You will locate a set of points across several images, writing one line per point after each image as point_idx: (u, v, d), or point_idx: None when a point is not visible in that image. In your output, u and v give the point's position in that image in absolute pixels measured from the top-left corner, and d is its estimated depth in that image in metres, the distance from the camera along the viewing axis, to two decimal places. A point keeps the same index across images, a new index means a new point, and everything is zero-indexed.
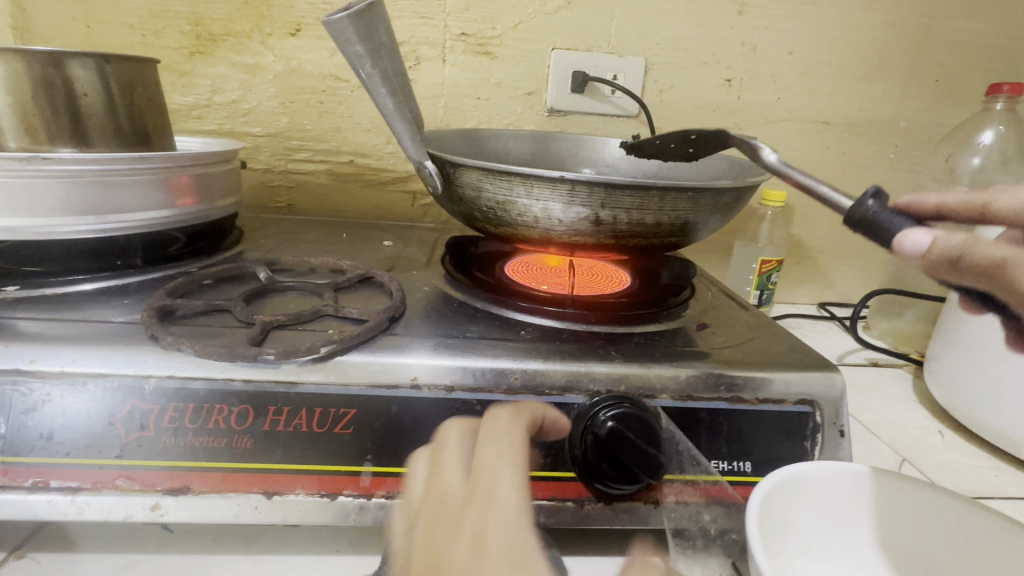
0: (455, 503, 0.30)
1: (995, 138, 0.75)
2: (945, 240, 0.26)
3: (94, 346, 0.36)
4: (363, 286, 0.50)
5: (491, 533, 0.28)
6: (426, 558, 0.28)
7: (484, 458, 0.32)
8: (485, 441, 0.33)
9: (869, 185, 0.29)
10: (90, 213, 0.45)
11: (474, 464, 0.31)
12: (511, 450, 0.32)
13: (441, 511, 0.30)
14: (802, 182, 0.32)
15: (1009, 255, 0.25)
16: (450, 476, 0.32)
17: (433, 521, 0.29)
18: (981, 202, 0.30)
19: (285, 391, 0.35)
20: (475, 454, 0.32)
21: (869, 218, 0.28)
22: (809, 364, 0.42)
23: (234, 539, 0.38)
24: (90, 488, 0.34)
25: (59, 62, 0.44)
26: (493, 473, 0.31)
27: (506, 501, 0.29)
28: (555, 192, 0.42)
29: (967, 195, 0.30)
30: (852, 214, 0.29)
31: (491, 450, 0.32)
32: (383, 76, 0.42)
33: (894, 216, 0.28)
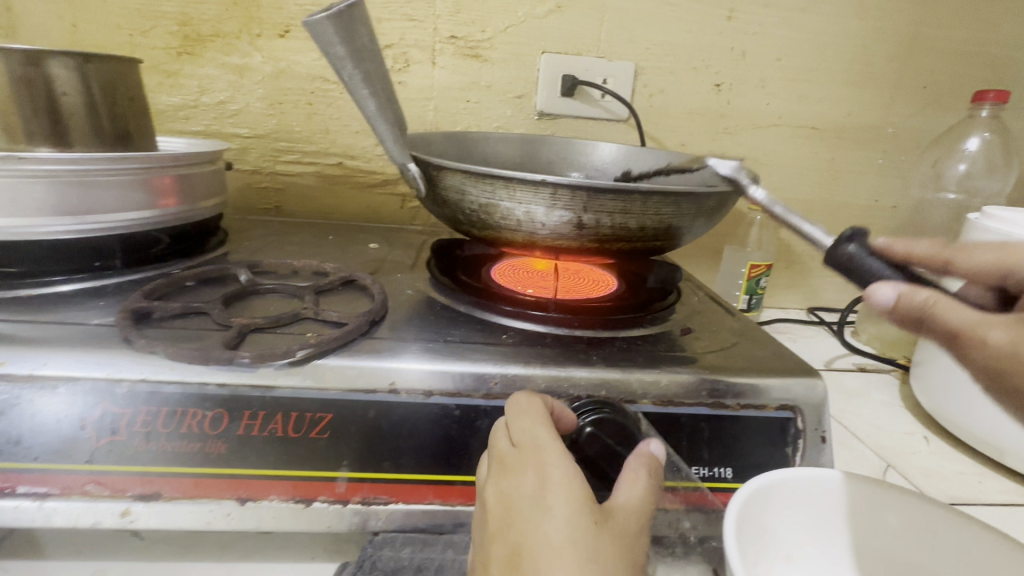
0: (512, 460, 0.32)
1: (981, 145, 0.79)
2: (909, 297, 0.27)
3: (66, 349, 0.35)
4: (346, 288, 0.50)
5: (553, 480, 0.32)
6: (502, 506, 0.32)
7: (523, 422, 0.33)
8: (519, 408, 0.34)
9: (846, 228, 0.32)
10: (67, 214, 0.45)
11: (516, 428, 0.33)
12: (540, 408, 0.34)
13: (502, 468, 0.32)
14: (795, 224, 0.36)
15: (967, 325, 0.25)
16: (498, 438, 0.34)
17: (497, 475, 0.32)
18: (942, 257, 0.31)
19: (260, 396, 0.35)
20: (513, 419, 0.33)
21: (847, 260, 0.31)
22: (791, 369, 0.41)
23: (208, 546, 0.38)
24: (58, 493, 0.33)
25: (38, 60, 0.43)
26: (537, 433, 0.32)
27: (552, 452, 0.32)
28: (538, 195, 0.42)
29: (930, 249, 0.31)
30: (833, 254, 0.31)
31: (523, 418, 0.33)
32: (365, 77, 0.42)
33: (871, 258, 0.30)
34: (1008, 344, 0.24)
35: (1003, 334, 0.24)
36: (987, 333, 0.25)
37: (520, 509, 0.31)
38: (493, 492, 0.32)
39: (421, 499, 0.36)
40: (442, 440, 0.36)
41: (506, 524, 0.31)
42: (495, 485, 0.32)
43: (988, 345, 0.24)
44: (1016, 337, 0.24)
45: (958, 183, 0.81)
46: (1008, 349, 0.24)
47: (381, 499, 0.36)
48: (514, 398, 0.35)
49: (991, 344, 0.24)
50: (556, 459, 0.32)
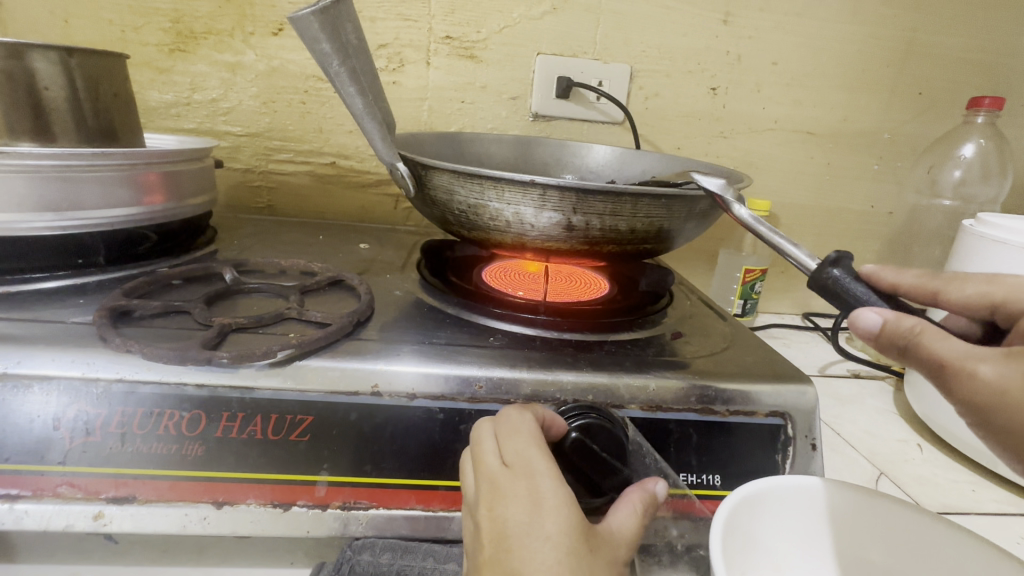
0: (503, 482, 0.31)
1: (976, 151, 0.79)
2: (895, 324, 0.26)
3: (40, 347, 0.34)
4: (333, 289, 0.49)
5: (545, 507, 0.30)
6: (495, 534, 0.30)
7: (515, 441, 0.31)
8: (509, 425, 0.33)
9: (830, 252, 0.32)
10: (49, 210, 0.44)
11: (507, 446, 0.31)
12: (532, 427, 0.33)
13: (492, 490, 0.31)
14: (776, 242, 0.35)
15: (955, 357, 0.25)
16: (485, 458, 0.32)
17: (489, 498, 0.31)
18: (931, 288, 0.31)
19: (239, 397, 0.34)
20: (504, 437, 0.32)
21: (831, 283, 0.31)
22: (782, 376, 0.41)
23: (185, 550, 0.37)
24: (30, 495, 0.33)
25: (19, 54, 0.42)
26: (530, 453, 0.31)
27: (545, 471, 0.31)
28: (526, 196, 0.41)
29: (919, 279, 0.31)
30: (818, 279, 0.31)
31: (514, 436, 0.32)
32: (352, 74, 0.41)
33: (854, 283, 0.30)
34: (995, 378, 0.24)
35: (990, 368, 0.24)
36: (975, 365, 0.24)
37: (512, 536, 0.29)
38: (485, 516, 0.30)
39: (402, 504, 0.35)
40: (425, 444, 0.35)
41: (497, 552, 0.29)
42: (488, 509, 0.31)
43: (976, 378, 0.24)
44: (1002, 372, 0.24)
45: (952, 189, 0.82)
46: (995, 384, 0.24)
47: (362, 504, 0.35)
48: (505, 415, 0.33)
49: (978, 378, 0.24)
50: (549, 481, 0.31)
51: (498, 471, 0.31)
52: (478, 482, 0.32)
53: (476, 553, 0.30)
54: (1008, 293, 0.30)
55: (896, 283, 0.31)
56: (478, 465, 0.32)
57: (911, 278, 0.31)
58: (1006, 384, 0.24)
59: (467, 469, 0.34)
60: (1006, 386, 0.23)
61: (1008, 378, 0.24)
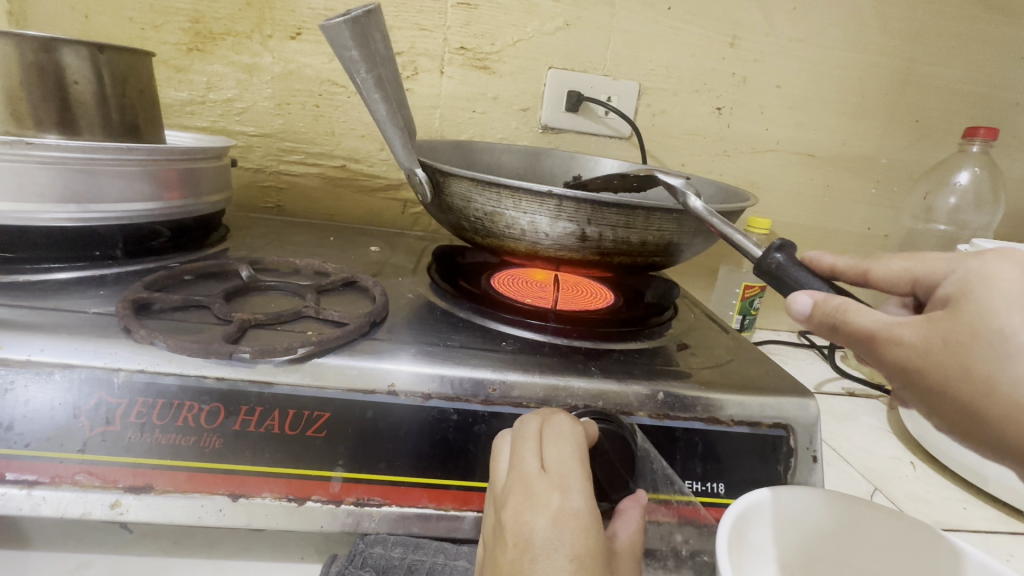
0: (538, 487, 0.31)
1: (971, 178, 0.83)
2: (824, 304, 0.28)
3: (64, 337, 0.35)
4: (346, 289, 0.50)
5: (572, 523, 0.30)
6: (518, 541, 0.30)
7: (559, 449, 0.32)
8: (557, 431, 0.33)
9: (776, 239, 0.34)
10: (71, 202, 0.45)
11: (550, 453, 0.32)
12: (579, 439, 0.33)
13: (525, 492, 0.31)
14: (729, 234, 0.38)
15: (879, 326, 0.27)
16: (524, 458, 0.32)
17: (519, 501, 0.31)
18: (858, 268, 0.31)
19: (258, 391, 0.35)
20: (548, 442, 0.32)
21: (774, 267, 0.33)
22: (784, 389, 0.42)
23: (196, 543, 0.37)
24: (48, 482, 0.33)
25: (52, 48, 0.43)
26: (571, 465, 0.31)
27: (578, 488, 0.31)
28: (543, 206, 0.43)
29: (851, 261, 0.32)
30: (762, 264, 0.34)
31: (560, 444, 0.32)
32: (377, 82, 0.42)
33: (795, 268, 0.32)
34: (917, 340, 0.25)
35: (908, 330, 0.26)
36: (898, 331, 0.26)
37: (533, 544, 0.29)
38: (511, 518, 0.30)
39: (415, 502, 0.36)
40: (439, 444, 0.36)
41: (519, 558, 0.29)
42: (515, 511, 0.30)
43: (901, 343, 0.26)
44: (919, 332, 0.25)
45: (948, 216, 0.85)
46: (915, 345, 0.26)
47: (375, 501, 0.36)
48: (553, 421, 0.34)
49: (900, 341, 0.26)
50: (582, 498, 0.31)
51: (536, 475, 0.31)
52: (508, 482, 0.32)
53: (495, 551, 0.31)
54: (925, 266, 0.29)
55: (833, 266, 0.33)
56: (514, 463, 0.32)
57: (847, 260, 0.32)
58: (928, 345, 0.25)
59: (498, 463, 0.34)
60: (924, 345, 0.25)
61: (925, 338, 0.25)
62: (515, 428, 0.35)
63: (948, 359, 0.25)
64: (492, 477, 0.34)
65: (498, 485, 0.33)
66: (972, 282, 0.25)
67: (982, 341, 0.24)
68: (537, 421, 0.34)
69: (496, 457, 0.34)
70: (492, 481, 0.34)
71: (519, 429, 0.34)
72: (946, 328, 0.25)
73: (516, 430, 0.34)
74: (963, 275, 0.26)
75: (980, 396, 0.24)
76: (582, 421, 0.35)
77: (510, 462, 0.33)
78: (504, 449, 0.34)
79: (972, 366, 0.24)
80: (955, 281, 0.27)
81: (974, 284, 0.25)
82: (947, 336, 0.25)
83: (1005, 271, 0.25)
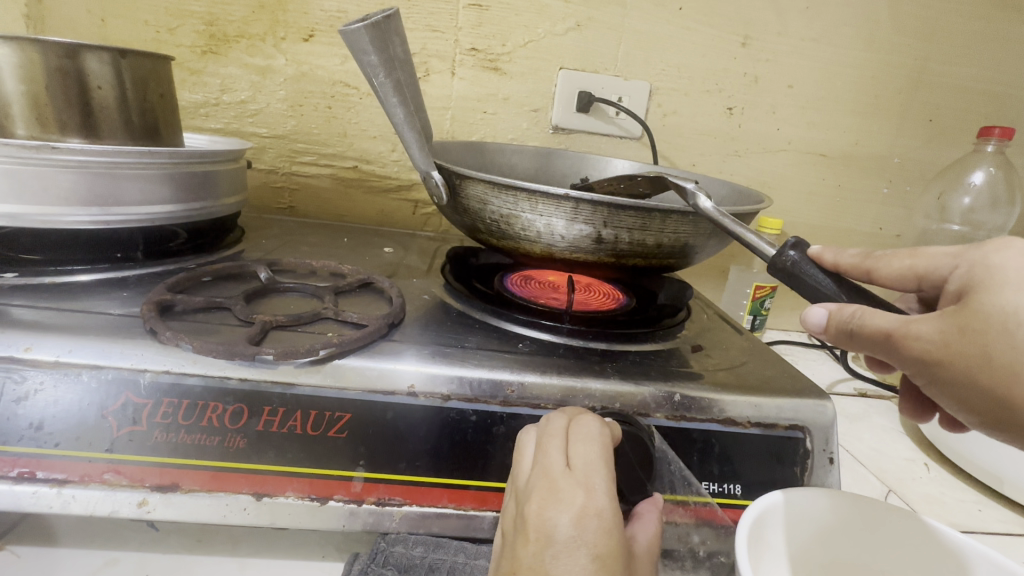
0: (563, 484, 0.31)
1: (986, 178, 0.82)
2: (839, 313, 0.31)
3: (91, 339, 0.35)
4: (363, 290, 0.50)
5: (595, 522, 0.30)
6: (540, 536, 0.30)
7: (586, 449, 0.32)
8: (583, 432, 0.33)
9: (790, 237, 0.35)
10: (94, 205, 0.45)
11: (576, 452, 0.32)
12: (607, 441, 0.33)
13: (549, 489, 0.31)
14: (738, 233, 0.38)
15: (894, 326, 0.29)
16: (550, 455, 0.32)
17: (543, 497, 0.31)
18: (863, 267, 0.33)
19: (281, 392, 0.35)
20: (575, 441, 0.33)
21: (790, 265, 0.34)
22: (801, 391, 0.42)
23: (220, 541, 0.38)
24: (77, 481, 0.34)
25: (75, 53, 0.44)
26: (596, 465, 0.32)
27: (603, 489, 0.31)
28: (559, 208, 0.43)
29: (855, 258, 0.33)
30: (777, 263, 0.35)
31: (587, 444, 0.33)
32: (395, 86, 0.43)
33: (810, 266, 0.34)
34: (934, 333, 0.29)
35: (927, 327, 0.29)
36: (915, 327, 0.29)
37: (556, 538, 0.30)
38: (534, 512, 0.31)
39: (435, 501, 0.36)
40: (457, 444, 0.37)
41: (539, 554, 0.29)
42: (538, 506, 0.31)
43: (919, 337, 0.29)
44: (938, 327, 0.29)
45: (962, 216, 0.84)
46: (935, 340, 0.29)
47: (396, 500, 0.36)
48: (579, 421, 0.34)
49: (921, 338, 0.29)
50: (606, 498, 0.31)
51: (561, 472, 0.32)
52: (532, 477, 0.32)
53: (513, 544, 0.31)
54: (927, 262, 0.32)
55: (836, 263, 0.34)
56: (539, 459, 0.33)
57: (850, 257, 0.34)
58: (944, 337, 0.29)
59: (522, 459, 0.34)
60: (944, 339, 0.29)
61: (944, 332, 0.29)
62: (539, 427, 0.35)
63: (970, 349, 0.28)
64: (514, 473, 0.34)
65: (521, 480, 0.33)
66: (980, 276, 0.29)
67: (997, 328, 0.27)
68: (563, 420, 0.35)
69: (520, 454, 0.34)
70: (514, 477, 0.34)
71: (545, 427, 0.34)
72: (962, 321, 0.28)
73: (542, 428, 0.35)
74: (969, 270, 0.30)
75: (1002, 379, 0.28)
76: (607, 422, 0.36)
77: (535, 458, 0.33)
78: (527, 445, 0.34)
79: (993, 353, 0.27)
80: (961, 277, 0.30)
81: (982, 277, 0.29)
82: (966, 328, 0.28)
83: (1006, 263, 0.29)
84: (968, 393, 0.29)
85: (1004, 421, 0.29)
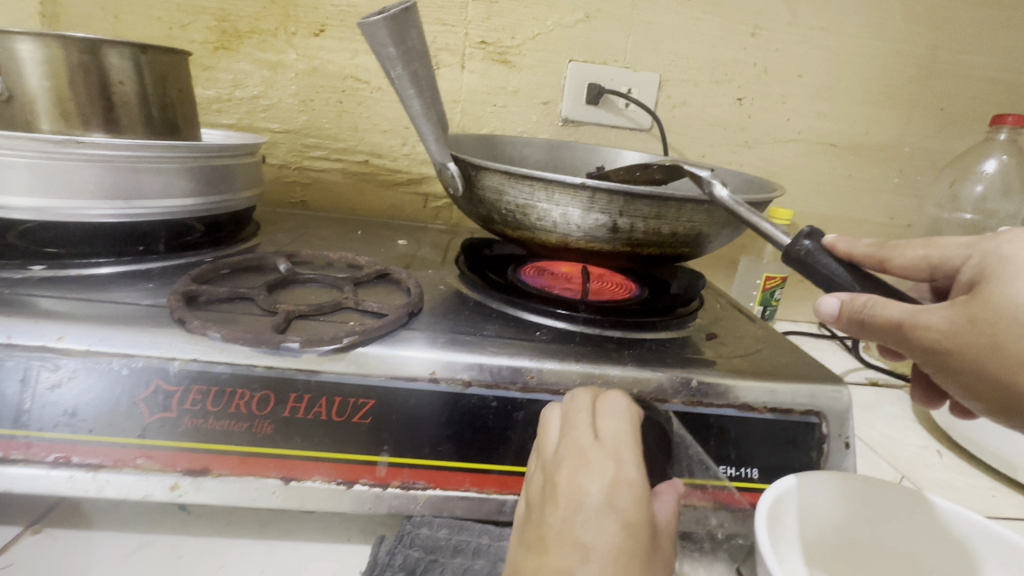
0: (592, 455, 0.33)
1: (998, 167, 0.81)
2: (850, 303, 0.32)
3: (121, 328, 0.36)
4: (380, 281, 0.51)
5: (626, 492, 0.32)
6: (571, 503, 0.32)
7: (615, 423, 0.34)
8: (610, 407, 0.35)
9: (804, 226, 0.35)
10: (118, 198, 0.46)
11: (604, 426, 0.34)
12: (634, 416, 0.35)
13: (579, 459, 0.33)
14: (754, 222, 0.39)
15: (904, 316, 0.30)
16: (579, 429, 0.34)
17: (573, 466, 0.33)
18: (878, 256, 0.33)
19: (305, 379, 0.36)
20: (603, 417, 0.35)
21: (804, 254, 0.34)
22: (816, 377, 0.43)
23: (248, 524, 0.39)
24: (111, 465, 0.34)
25: (96, 49, 0.45)
26: (625, 438, 0.33)
27: (633, 461, 0.33)
28: (575, 198, 0.43)
29: (869, 248, 0.34)
30: (791, 252, 0.35)
31: (616, 419, 0.34)
32: (412, 78, 0.43)
33: (823, 255, 0.34)
34: (944, 323, 0.29)
35: (937, 317, 0.29)
36: (925, 316, 0.29)
37: (586, 504, 0.31)
38: (565, 481, 0.32)
39: (458, 486, 0.37)
40: (479, 430, 0.37)
41: (571, 519, 0.31)
42: (569, 475, 0.33)
43: (928, 327, 0.29)
44: (947, 317, 0.29)
45: (973, 204, 0.84)
46: (944, 329, 0.29)
47: (420, 484, 0.37)
48: (607, 398, 0.36)
49: (930, 327, 0.29)
50: (636, 469, 0.33)
51: (591, 444, 0.33)
52: (561, 448, 0.34)
53: (542, 510, 0.33)
54: (941, 252, 0.32)
55: (850, 252, 0.34)
56: (567, 432, 0.34)
57: (863, 246, 0.34)
58: (953, 326, 0.29)
59: (547, 433, 0.35)
60: (954, 328, 0.29)
61: (953, 322, 0.29)
62: (564, 404, 0.36)
63: (978, 339, 0.28)
64: (539, 445, 0.36)
65: (547, 452, 0.35)
66: (993, 266, 0.30)
67: (1007, 318, 0.28)
68: (589, 396, 0.36)
69: (545, 429, 0.35)
70: (540, 449, 0.35)
71: (571, 402, 0.36)
72: (971, 311, 0.29)
73: (567, 405, 0.36)
74: (982, 261, 0.30)
75: (1008, 367, 0.28)
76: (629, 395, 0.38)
77: (562, 432, 0.35)
78: (553, 420, 0.36)
79: (1001, 343, 0.28)
80: (974, 267, 0.31)
81: (995, 266, 0.29)
82: (976, 318, 0.28)
83: (1017, 252, 0.29)
84: (976, 381, 0.30)
85: (1010, 407, 0.30)
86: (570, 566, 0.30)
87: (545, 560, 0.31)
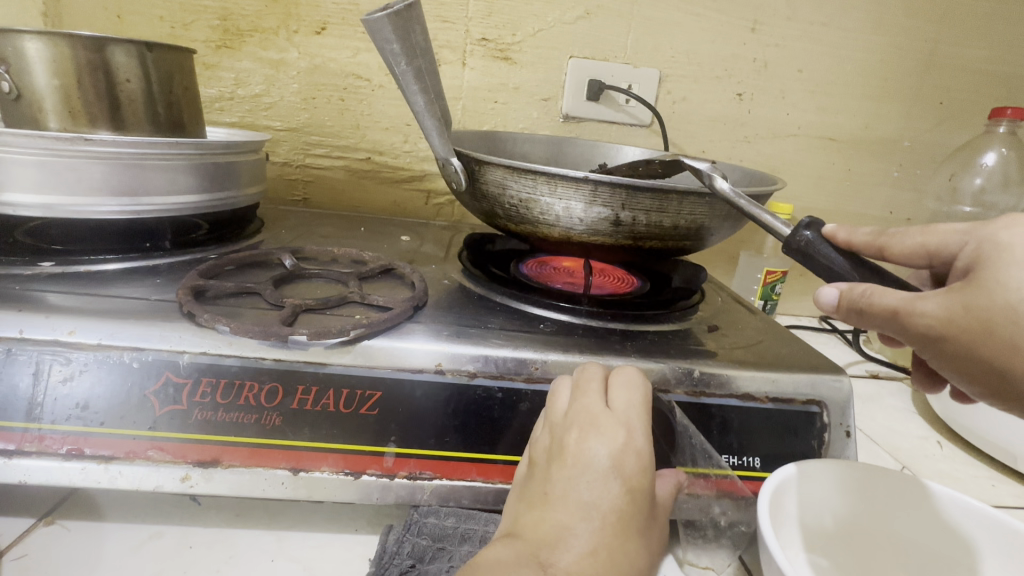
0: (604, 422, 0.36)
1: (997, 160, 0.81)
2: (849, 292, 0.32)
3: (130, 322, 0.37)
4: (384, 276, 0.51)
5: (634, 459, 0.35)
6: (579, 464, 0.35)
7: (628, 395, 0.37)
8: (624, 380, 0.38)
9: (805, 216, 0.36)
10: (124, 195, 0.46)
11: (616, 397, 0.37)
12: (645, 389, 0.38)
13: (591, 424, 0.35)
14: (754, 214, 0.39)
15: (901, 304, 0.30)
16: (591, 398, 0.36)
17: (585, 430, 0.35)
18: (875, 244, 0.33)
19: (314, 371, 0.37)
20: (616, 389, 0.37)
21: (804, 244, 0.35)
22: (817, 367, 0.43)
23: (256, 515, 0.40)
24: (122, 457, 0.35)
25: (103, 47, 0.45)
26: (636, 410, 0.36)
27: (642, 430, 0.36)
28: (578, 191, 0.44)
29: (868, 237, 0.34)
30: (791, 242, 0.36)
31: (630, 390, 0.37)
32: (416, 74, 0.44)
33: (824, 245, 0.35)
34: (940, 310, 0.29)
35: (933, 305, 0.30)
36: (921, 304, 0.30)
37: (594, 466, 0.35)
38: (575, 443, 0.35)
39: (464, 476, 0.38)
40: (484, 420, 0.38)
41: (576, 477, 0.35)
42: (580, 438, 0.35)
43: (926, 314, 0.30)
44: (943, 304, 0.30)
45: (973, 197, 0.84)
46: (940, 316, 0.30)
47: (426, 474, 0.37)
48: (621, 371, 0.38)
49: (926, 315, 0.30)
50: (644, 439, 0.36)
51: (603, 412, 0.36)
52: (571, 414, 0.36)
53: (548, 468, 0.35)
54: (938, 240, 0.32)
55: (849, 242, 0.34)
56: (580, 400, 0.37)
57: (862, 235, 0.34)
58: (949, 313, 0.29)
59: (556, 400, 0.37)
60: (949, 315, 0.29)
61: (948, 309, 0.29)
62: (575, 374, 0.39)
63: (974, 325, 0.29)
64: (546, 409, 0.38)
65: (554, 417, 0.37)
66: (988, 252, 0.30)
67: (1001, 304, 0.28)
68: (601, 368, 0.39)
69: (555, 397, 0.38)
70: (546, 412, 0.38)
71: (584, 373, 0.38)
72: (966, 298, 0.29)
73: (579, 376, 0.38)
74: (978, 247, 0.30)
75: (1002, 352, 0.29)
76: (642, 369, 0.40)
77: (574, 399, 0.37)
78: (563, 388, 0.38)
79: (995, 329, 0.28)
80: (971, 252, 0.31)
81: (991, 253, 0.30)
82: (970, 305, 0.29)
83: (1013, 239, 0.29)
84: (971, 366, 0.30)
85: (1003, 391, 0.31)
86: (573, 520, 0.34)
87: (548, 514, 0.34)
